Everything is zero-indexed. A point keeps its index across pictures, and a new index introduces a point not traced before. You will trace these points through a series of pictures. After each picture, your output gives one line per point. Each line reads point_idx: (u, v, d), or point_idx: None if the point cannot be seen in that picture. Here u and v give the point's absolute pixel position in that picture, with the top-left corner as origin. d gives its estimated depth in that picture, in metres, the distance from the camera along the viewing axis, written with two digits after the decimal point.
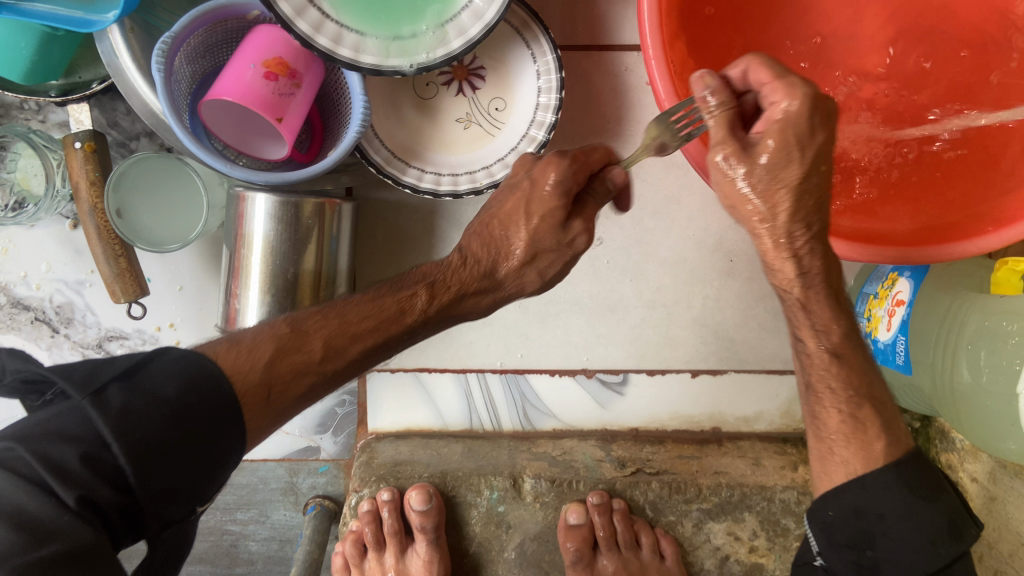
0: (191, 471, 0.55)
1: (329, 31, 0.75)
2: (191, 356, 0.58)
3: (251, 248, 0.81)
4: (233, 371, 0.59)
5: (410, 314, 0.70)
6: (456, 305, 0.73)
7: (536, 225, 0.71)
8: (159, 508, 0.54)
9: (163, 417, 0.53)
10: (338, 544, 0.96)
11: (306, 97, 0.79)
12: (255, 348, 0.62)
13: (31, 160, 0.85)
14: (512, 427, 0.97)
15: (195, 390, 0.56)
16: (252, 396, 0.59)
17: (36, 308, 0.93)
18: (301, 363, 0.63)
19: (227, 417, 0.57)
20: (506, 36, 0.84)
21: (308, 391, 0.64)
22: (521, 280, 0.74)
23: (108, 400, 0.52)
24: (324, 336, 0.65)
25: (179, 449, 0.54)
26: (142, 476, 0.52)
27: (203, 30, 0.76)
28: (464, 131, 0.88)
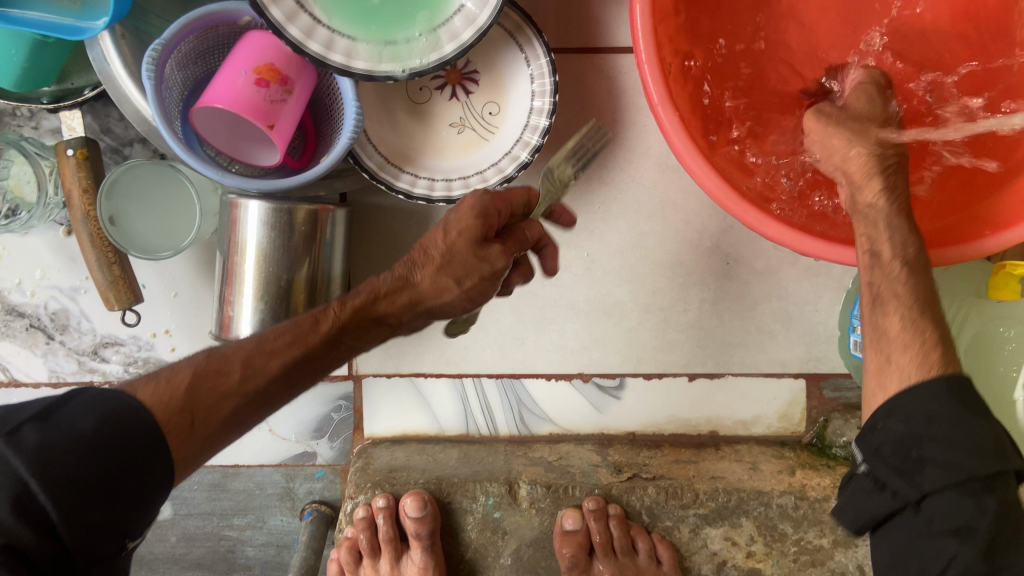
0: (115, 506, 0.55)
1: (321, 36, 0.74)
2: (106, 393, 0.58)
3: (244, 255, 0.81)
4: (153, 402, 0.59)
5: (324, 323, 0.68)
6: (372, 306, 0.69)
7: (453, 239, 0.68)
8: (86, 542, 0.54)
9: (80, 452, 0.54)
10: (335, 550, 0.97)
11: (298, 104, 0.78)
12: (172, 379, 0.61)
13: (24, 167, 0.84)
14: (509, 432, 0.97)
15: (112, 425, 0.56)
16: (175, 424, 0.59)
17: (31, 315, 0.93)
18: (223, 385, 0.62)
19: (147, 446, 0.57)
20: (500, 40, 0.84)
21: (234, 414, 0.62)
22: (440, 287, 0.69)
23: (23, 441, 0.53)
24: (241, 356, 0.64)
25: (103, 481, 0.54)
26: (67, 512, 0.53)
27: (193, 37, 0.76)
28: (458, 135, 0.87)
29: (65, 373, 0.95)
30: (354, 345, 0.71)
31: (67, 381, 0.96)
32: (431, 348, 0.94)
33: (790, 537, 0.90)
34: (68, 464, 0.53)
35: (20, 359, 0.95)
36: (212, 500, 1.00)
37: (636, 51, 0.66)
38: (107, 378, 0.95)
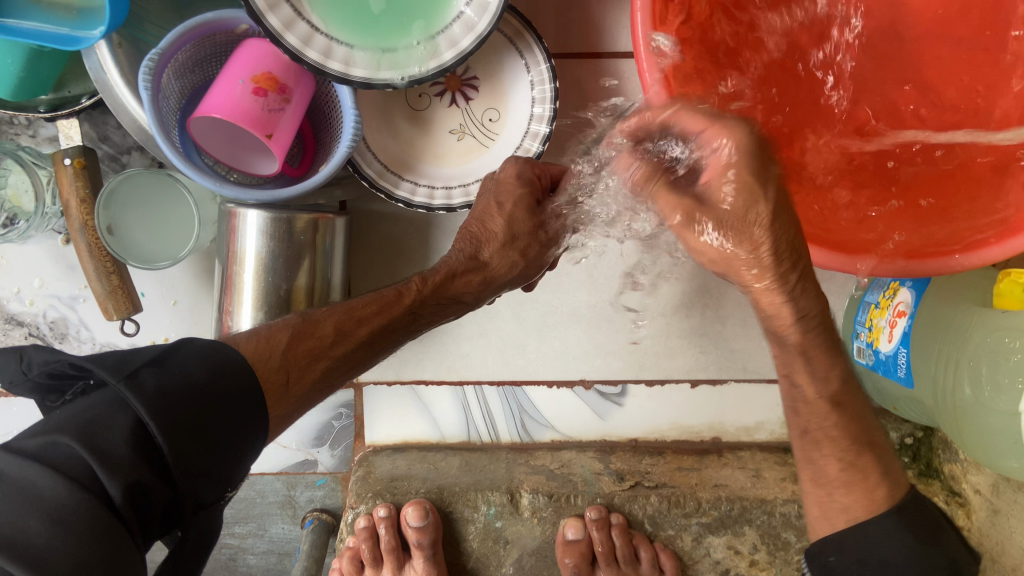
0: (221, 453, 0.56)
1: (319, 44, 0.74)
2: (213, 346, 0.59)
3: (243, 264, 0.80)
4: (256, 358, 0.62)
5: (407, 296, 0.73)
6: (449, 283, 0.74)
7: (510, 211, 0.74)
8: (194, 489, 0.54)
9: (195, 399, 0.55)
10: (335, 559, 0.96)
11: (296, 112, 0.78)
12: (272, 337, 0.64)
13: (21, 176, 0.84)
14: (510, 439, 0.97)
15: (223, 374, 0.58)
16: (274, 382, 0.62)
17: (30, 324, 0.92)
18: (316, 347, 0.66)
19: (252, 397, 0.59)
20: (500, 46, 0.83)
21: (324, 374, 0.67)
22: (507, 264, 0.76)
23: (142, 383, 0.53)
24: (333, 320, 0.68)
25: (216, 427, 0.56)
26: (182, 457, 0.53)
27: (191, 45, 0.75)
28: (458, 142, 0.86)
29: None
30: (429, 319, 0.76)
31: None
32: (432, 355, 0.93)
33: (794, 545, 0.90)
34: (185, 408, 0.54)
35: None
36: None
37: (636, 56, 0.63)
38: None
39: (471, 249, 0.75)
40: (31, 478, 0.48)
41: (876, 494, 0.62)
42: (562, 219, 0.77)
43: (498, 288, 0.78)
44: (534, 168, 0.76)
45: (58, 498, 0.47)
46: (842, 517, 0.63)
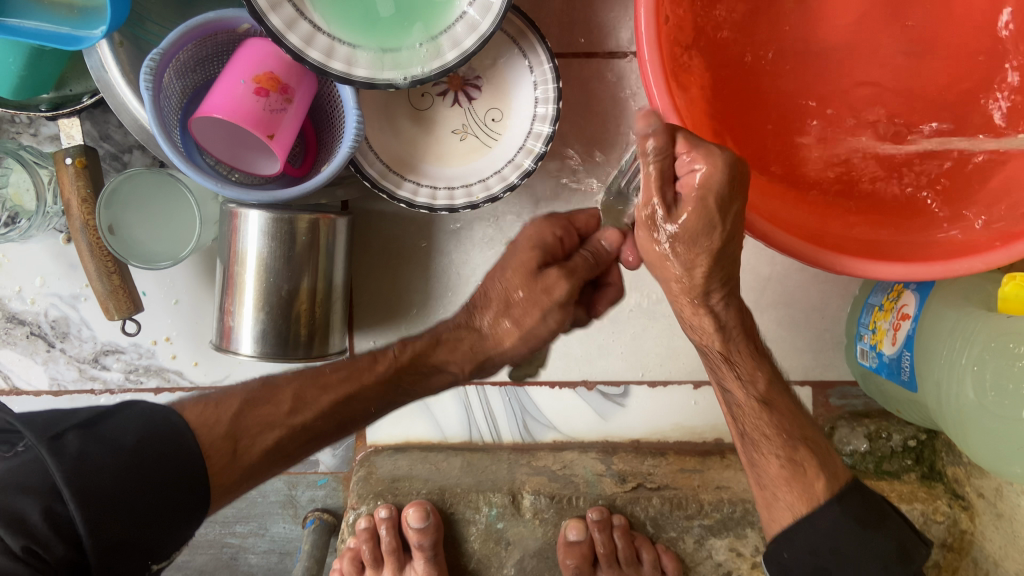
0: (144, 523, 0.57)
1: (321, 43, 0.73)
2: (155, 411, 0.62)
3: (245, 265, 0.80)
4: (199, 425, 0.63)
5: (382, 362, 0.74)
6: (431, 351, 0.74)
7: (513, 275, 0.70)
8: (111, 559, 0.55)
9: (118, 465, 0.56)
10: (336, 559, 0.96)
11: (298, 112, 0.77)
12: (222, 404, 0.66)
13: (22, 175, 0.84)
14: (512, 440, 0.96)
15: (155, 441, 0.59)
16: (216, 449, 0.63)
17: (31, 323, 0.92)
18: (269, 414, 0.67)
19: (183, 465, 0.60)
20: (502, 46, 0.83)
21: (277, 445, 0.67)
22: (500, 334, 0.72)
23: (64, 446, 0.55)
24: (293, 388, 0.69)
25: (138, 497, 0.56)
26: (95, 526, 0.54)
27: (191, 45, 0.75)
28: (460, 142, 0.86)
29: (65, 381, 0.95)
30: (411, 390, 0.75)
31: (68, 389, 0.95)
32: None
33: None
34: (107, 476, 0.55)
35: (20, 367, 0.94)
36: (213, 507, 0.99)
37: (640, 55, 0.65)
38: (108, 387, 0.95)
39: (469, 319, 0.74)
40: None
41: (815, 488, 0.68)
42: (571, 281, 0.68)
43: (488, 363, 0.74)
44: (552, 228, 0.71)
45: None
46: (788, 514, 0.69)
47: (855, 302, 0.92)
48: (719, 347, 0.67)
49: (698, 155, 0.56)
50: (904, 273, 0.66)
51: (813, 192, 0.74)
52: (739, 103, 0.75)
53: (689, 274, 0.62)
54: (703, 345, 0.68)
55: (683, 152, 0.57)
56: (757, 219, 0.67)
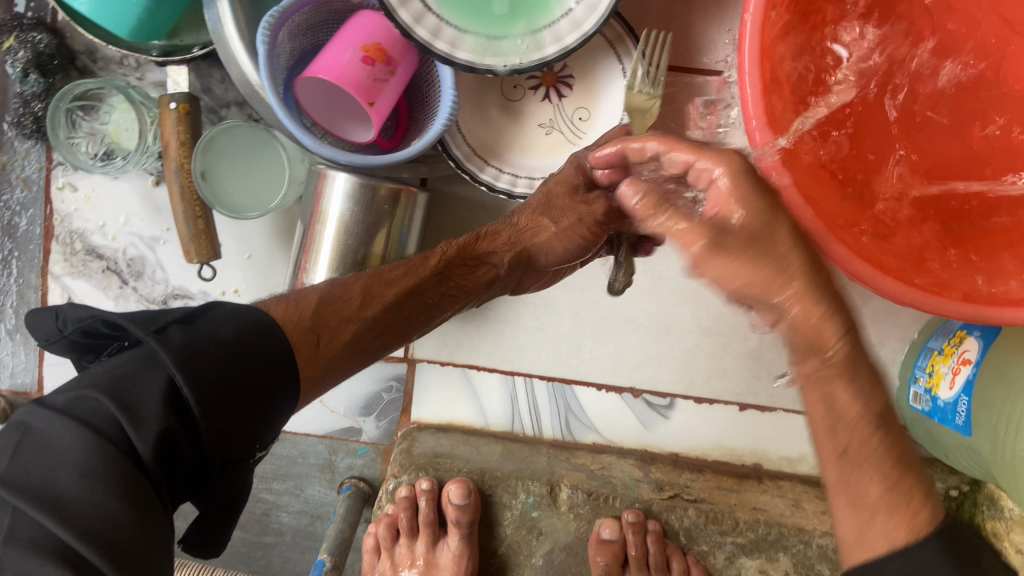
0: (248, 411, 0.59)
1: (430, 23, 0.76)
2: (243, 309, 0.63)
3: (325, 224, 0.83)
4: (286, 320, 0.64)
5: (433, 259, 0.77)
6: (475, 244, 0.80)
7: (555, 189, 0.79)
8: (220, 444, 0.58)
9: (223, 353, 0.58)
10: (372, 525, 0.97)
11: (398, 85, 0.80)
12: (301, 302, 0.67)
13: (125, 114, 0.89)
14: (553, 435, 0.98)
15: (255, 334, 0.61)
16: (303, 341, 0.65)
17: (109, 258, 0.95)
18: (343, 309, 0.69)
19: (281, 354, 0.62)
20: (599, 48, 0.85)
21: (354, 338, 0.69)
22: (539, 229, 0.80)
23: (170, 339, 0.57)
24: (361, 284, 0.71)
25: (244, 384, 0.58)
26: (208, 412, 0.56)
27: (306, 10, 0.78)
28: (545, 136, 0.88)
29: None
30: (462, 284, 0.79)
31: None
32: (488, 342, 0.96)
33: None
34: (214, 363, 0.57)
35: (92, 300, 0.97)
36: None
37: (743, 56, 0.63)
38: None
39: (508, 219, 0.82)
40: (60, 430, 0.52)
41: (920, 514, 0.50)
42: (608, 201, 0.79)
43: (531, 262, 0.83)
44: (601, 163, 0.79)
45: (87, 448, 0.51)
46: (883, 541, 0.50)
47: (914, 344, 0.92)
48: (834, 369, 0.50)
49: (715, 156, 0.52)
50: (964, 313, 0.63)
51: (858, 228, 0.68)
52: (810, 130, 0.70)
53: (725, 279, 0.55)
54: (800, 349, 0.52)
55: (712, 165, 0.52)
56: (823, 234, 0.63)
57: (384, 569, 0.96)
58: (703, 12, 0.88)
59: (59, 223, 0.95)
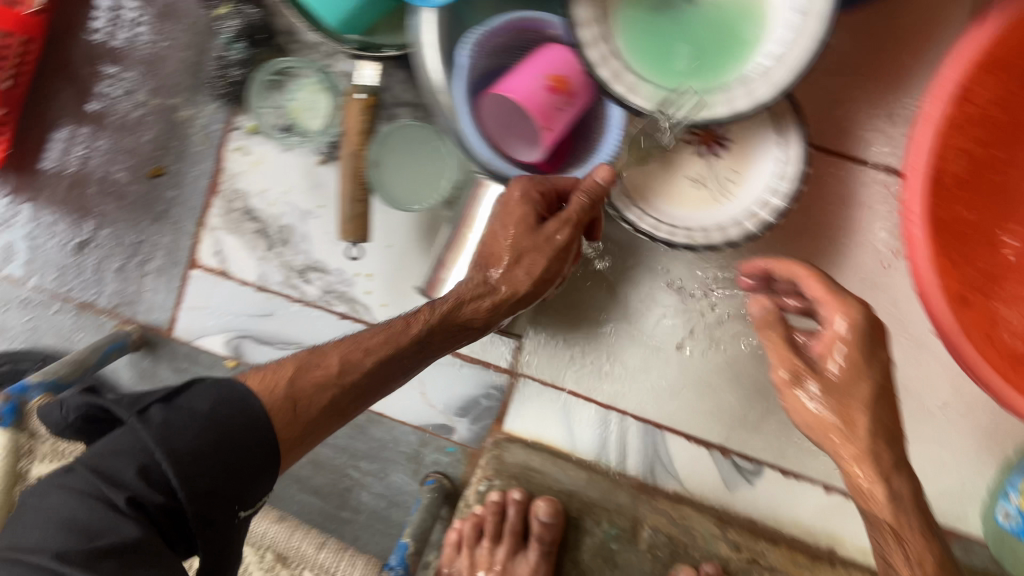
0: (227, 476, 0.62)
1: (613, 67, 0.82)
2: (223, 382, 0.66)
3: (471, 227, 0.87)
4: (261, 390, 0.67)
5: (415, 326, 0.75)
6: (459, 309, 0.77)
7: (515, 231, 0.77)
8: (202, 509, 0.61)
9: (198, 426, 0.62)
10: (458, 521, 1.02)
11: (571, 117, 0.85)
12: (277, 372, 0.69)
13: (311, 95, 0.97)
14: (636, 476, 1.00)
15: (229, 407, 0.64)
16: (278, 411, 0.66)
17: (262, 222, 1.02)
18: (319, 375, 0.70)
19: (253, 423, 0.64)
20: (761, 121, 0.89)
21: (332, 403, 0.70)
22: (514, 283, 0.78)
23: (150, 417, 0.61)
24: (339, 354, 0.72)
25: (219, 453, 0.61)
26: (188, 483, 0.60)
27: (505, 36, 0.85)
28: (693, 190, 0.92)
29: (271, 282, 1.03)
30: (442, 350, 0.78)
31: (270, 290, 1.03)
32: (592, 373, 1.00)
33: None
34: (190, 435, 0.61)
35: (239, 257, 1.03)
36: (350, 439, 1.04)
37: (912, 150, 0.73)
38: (304, 300, 1.02)
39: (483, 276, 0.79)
40: (58, 501, 0.60)
41: None
42: (570, 228, 0.78)
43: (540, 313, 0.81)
44: (537, 187, 0.77)
45: (83, 516, 0.59)
46: None
47: (1007, 463, 0.93)
48: (889, 520, 0.71)
49: (833, 310, 0.70)
50: None
51: (983, 327, 0.76)
52: (959, 233, 0.79)
53: (848, 424, 0.70)
54: (872, 511, 0.72)
55: (830, 318, 0.70)
56: (943, 315, 0.72)
57: (463, 566, 1.00)
58: (866, 104, 0.91)
59: (225, 181, 1.02)
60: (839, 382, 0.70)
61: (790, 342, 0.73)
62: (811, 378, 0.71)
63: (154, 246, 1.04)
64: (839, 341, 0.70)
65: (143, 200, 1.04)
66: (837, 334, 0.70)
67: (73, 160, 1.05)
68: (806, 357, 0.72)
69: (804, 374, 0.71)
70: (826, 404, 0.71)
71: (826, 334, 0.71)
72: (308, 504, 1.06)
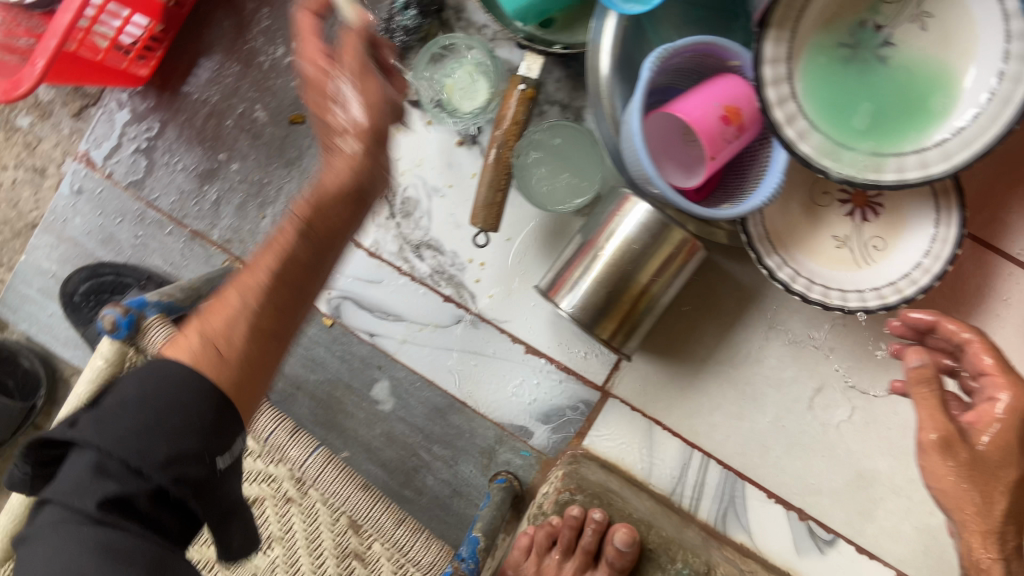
0: (186, 432, 0.57)
1: (789, 110, 0.80)
2: (145, 365, 0.61)
3: (610, 241, 0.85)
4: (177, 351, 0.62)
5: (290, 235, 0.67)
6: (319, 201, 0.66)
7: (357, 85, 0.65)
8: (180, 472, 0.56)
9: (133, 407, 0.57)
10: (530, 526, 0.97)
11: (734, 151, 0.83)
12: (193, 331, 0.64)
13: (469, 75, 0.96)
14: (706, 519, 0.98)
15: (155, 379, 0.59)
16: (202, 357, 0.61)
17: (389, 189, 1.02)
18: (228, 307, 0.65)
19: (184, 378, 0.59)
20: (921, 193, 0.85)
21: (253, 327, 0.64)
22: (351, 154, 0.67)
23: (82, 428, 0.57)
24: (233, 288, 0.66)
25: (165, 416, 0.57)
26: (145, 458, 0.56)
27: (688, 56, 0.83)
28: (834, 248, 0.90)
29: (383, 249, 1.03)
30: (310, 252, 0.67)
31: (382, 257, 1.03)
32: (684, 408, 0.98)
33: None
34: (125, 420, 0.57)
35: None
36: (427, 420, 1.03)
37: None
38: (412, 275, 1.02)
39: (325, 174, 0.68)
40: (45, 538, 0.56)
41: None
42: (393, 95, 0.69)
43: (371, 187, 0.69)
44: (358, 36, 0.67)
45: (68, 542, 0.55)
46: None
47: None
48: None
49: (1000, 386, 0.67)
50: None
51: None
52: None
53: (987, 505, 0.69)
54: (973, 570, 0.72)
55: (991, 388, 0.68)
56: None
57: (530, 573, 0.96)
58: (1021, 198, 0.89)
59: None
60: (982, 456, 0.68)
61: (944, 405, 0.69)
62: (959, 449, 0.68)
63: (277, 190, 1.05)
64: (997, 419, 0.68)
65: (277, 142, 1.04)
66: (1001, 414, 0.67)
67: (217, 90, 1.06)
68: (957, 424, 0.69)
69: (955, 443, 0.68)
70: (968, 479, 0.69)
71: (982, 410, 0.69)
72: (372, 476, 1.05)
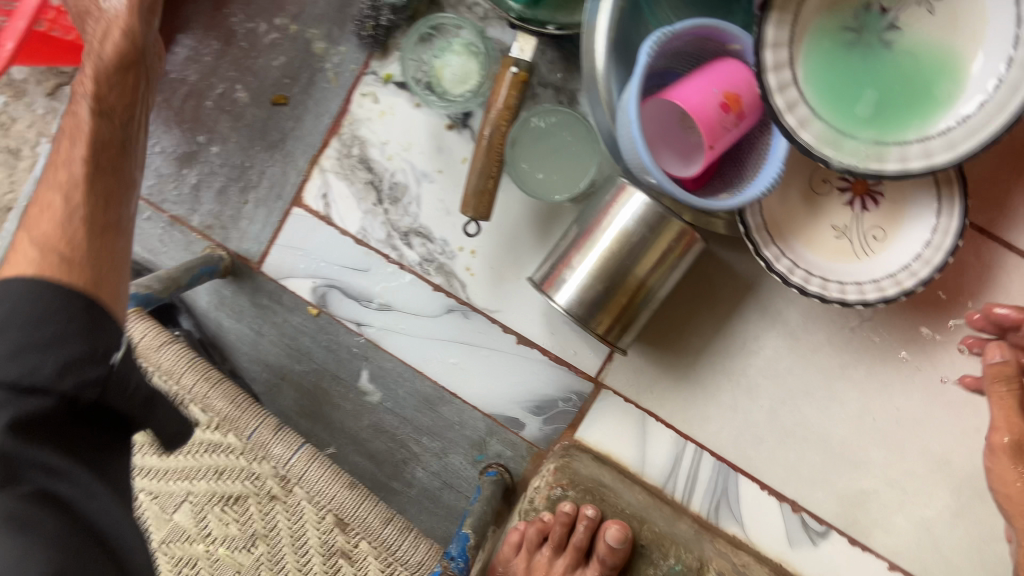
0: (75, 339, 0.58)
1: (789, 96, 0.77)
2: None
3: (606, 233, 0.83)
4: (14, 260, 0.63)
5: (88, 130, 0.71)
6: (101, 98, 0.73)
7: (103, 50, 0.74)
8: (84, 387, 0.58)
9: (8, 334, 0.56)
10: (521, 522, 0.97)
11: (733, 138, 0.81)
12: (21, 239, 0.66)
13: (458, 57, 0.92)
14: (698, 511, 0.96)
15: (24, 304, 0.58)
16: (45, 258, 0.63)
17: (376, 174, 0.99)
18: (53, 211, 0.67)
19: (49, 291, 0.60)
20: (922, 183, 0.83)
21: (87, 220, 0.67)
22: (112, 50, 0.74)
23: None
24: (56, 193, 0.68)
25: (49, 328, 0.58)
26: (44, 380, 0.56)
27: (687, 39, 0.80)
28: (834, 239, 0.88)
29: (371, 236, 1.00)
30: (104, 144, 0.71)
31: (370, 244, 1.00)
32: (676, 399, 0.97)
33: None
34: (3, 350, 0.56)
35: (344, 205, 1.00)
36: (416, 411, 1.01)
37: None
38: (401, 262, 0.99)
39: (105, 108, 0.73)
40: None
41: None
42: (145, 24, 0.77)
43: (140, 57, 0.76)
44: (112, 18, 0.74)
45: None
46: None
47: None
48: None
49: None
50: None
51: None
52: None
53: None
54: None
55: None
56: None
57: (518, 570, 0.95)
58: None
59: (348, 125, 0.99)
60: None
61: None
62: None
63: (261, 175, 1.02)
64: None
65: (260, 125, 1.02)
66: None
67: (196, 70, 1.03)
68: None
69: None
70: None
71: None
72: (360, 467, 1.04)
